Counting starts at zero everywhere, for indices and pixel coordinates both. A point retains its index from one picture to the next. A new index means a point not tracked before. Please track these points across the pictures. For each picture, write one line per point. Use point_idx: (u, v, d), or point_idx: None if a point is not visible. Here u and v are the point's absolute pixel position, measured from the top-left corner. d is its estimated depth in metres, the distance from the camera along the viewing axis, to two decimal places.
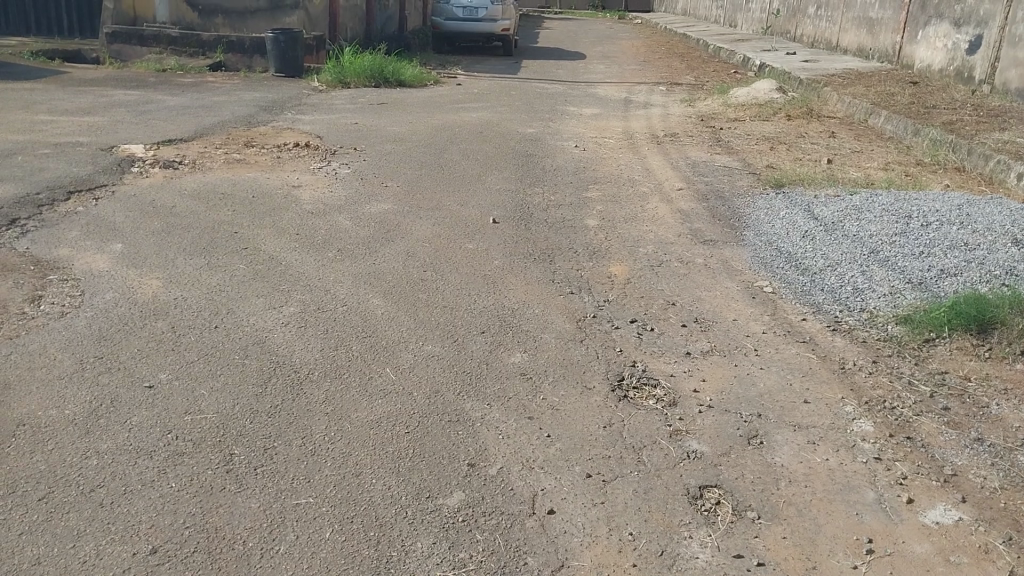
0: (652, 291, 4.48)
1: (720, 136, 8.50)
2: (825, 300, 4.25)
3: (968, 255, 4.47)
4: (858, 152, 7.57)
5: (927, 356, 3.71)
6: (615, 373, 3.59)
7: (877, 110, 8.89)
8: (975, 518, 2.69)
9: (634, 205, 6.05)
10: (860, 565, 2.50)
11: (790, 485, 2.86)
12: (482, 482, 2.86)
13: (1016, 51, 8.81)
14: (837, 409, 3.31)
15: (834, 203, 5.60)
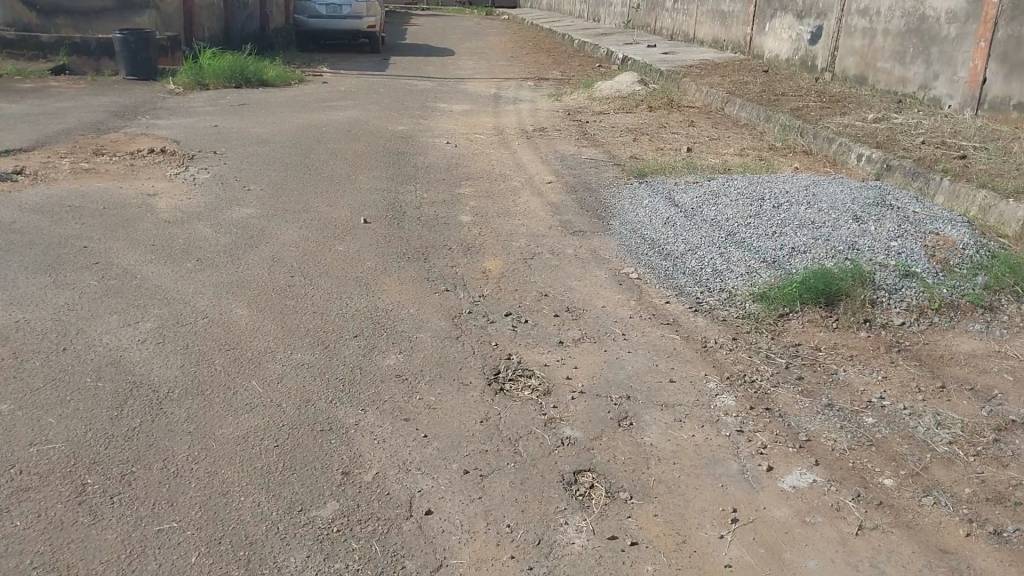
0: (525, 284, 4.53)
1: (587, 129, 8.69)
2: (687, 283, 4.42)
3: (815, 232, 4.75)
4: (716, 140, 7.92)
5: (782, 329, 3.92)
6: (490, 367, 3.61)
7: (732, 99, 9.34)
8: (828, 479, 2.86)
9: (505, 200, 6.09)
10: (725, 534, 2.61)
11: (660, 463, 2.96)
12: (357, 490, 2.80)
13: (852, 40, 9.46)
14: (701, 385, 3.46)
15: (692, 189, 5.84)
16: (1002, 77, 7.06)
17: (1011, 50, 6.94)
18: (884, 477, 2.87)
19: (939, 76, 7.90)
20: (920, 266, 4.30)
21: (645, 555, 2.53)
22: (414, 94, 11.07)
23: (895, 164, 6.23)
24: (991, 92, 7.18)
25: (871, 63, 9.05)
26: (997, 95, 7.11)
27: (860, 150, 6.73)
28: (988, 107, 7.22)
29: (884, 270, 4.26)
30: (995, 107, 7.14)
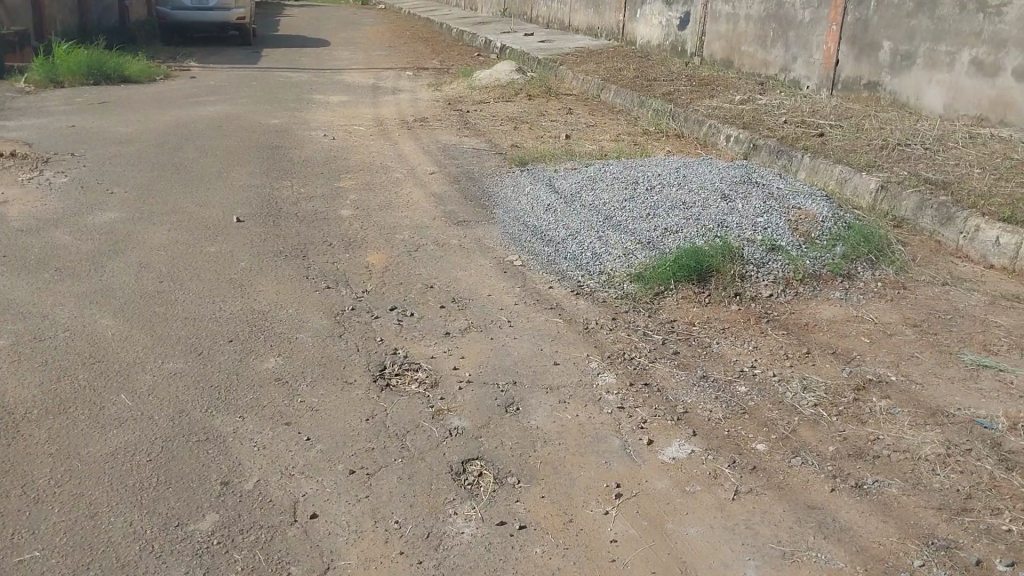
0: (409, 276, 4.48)
1: (467, 118, 8.67)
2: (568, 268, 4.50)
3: (687, 212, 4.92)
4: (593, 126, 8.07)
5: (658, 308, 4.06)
6: (376, 363, 3.56)
7: (607, 85, 9.54)
8: (705, 448, 2.97)
9: (387, 192, 6.01)
10: (610, 510, 2.68)
11: (545, 446, 3.00)
12: (238, 500, 2.71)
13: (718, 25, 9.83)
14: (584, 367, 3.53)
15: (572, 175, 5.94)
16: (852, 58, 7.51)
17: (859, 33, 7.39)
18: (757, 442, 3.01)
19: (797, 58, 8.33)
20: (784, 240, 4.52)
21: (534, 538, 2.56)
22: (289, 87, 10.75)
23: (760, 144, 6.52)
24: (844, 72, 7.63)
25: (735, 48, 9.43)
26: (850, 75, 7.56)
27: (729, 131, 7.01)
28: (842, 87, 7.66)
29: (752, 246, 4.46)
30: (848, 87, 7.59)
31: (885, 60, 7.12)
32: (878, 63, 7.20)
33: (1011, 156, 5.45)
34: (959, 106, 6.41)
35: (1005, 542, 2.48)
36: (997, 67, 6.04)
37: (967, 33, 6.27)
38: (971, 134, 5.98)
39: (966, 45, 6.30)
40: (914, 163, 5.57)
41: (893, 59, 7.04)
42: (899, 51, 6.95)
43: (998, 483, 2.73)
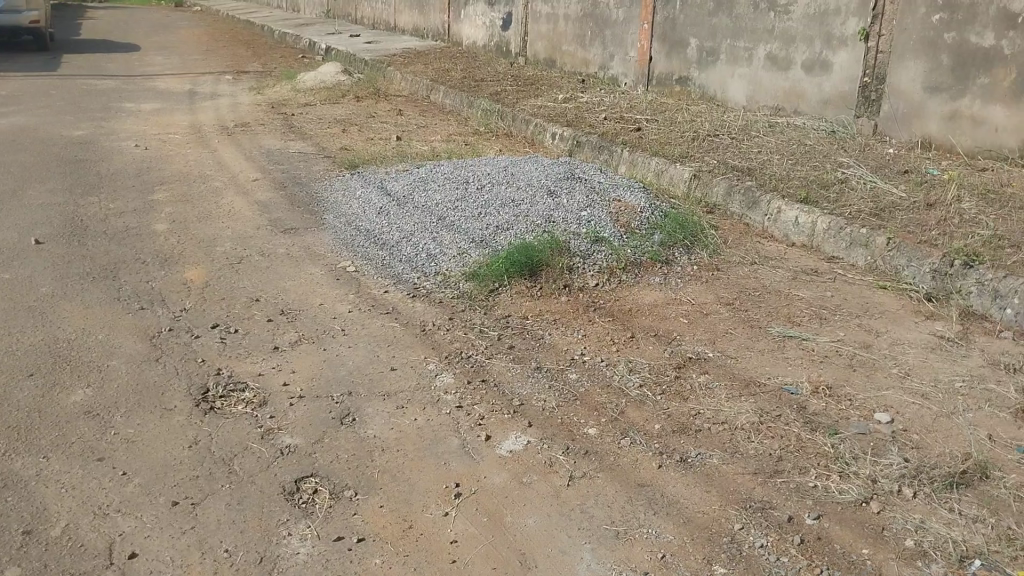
0: (233, 291, 4.27)
1: (292, 122, 8.39)
2: (403, 270, 4.45)
3: (517, 208, 4.99)
4: (423, 127, 8.04)
5: (493, 304, 4.10)
6: (199, 386, 3.36)
7: (435, 85, 9.54)
8: (540, 438, 3.03)
9: (207, 203, 5.69)
10: (450, 510, 2.67)
11: (383, 454, 2.95)
12: (44, 549, 2.47)
13: (539, 25, 10.07)
14: (420, 369, 3.50)
15: (402, 177, 5.88)
16: (664, 56, 7.92)
17: (668, 31, 7.82)
18: (589, 427, 3.10)
19: (614, 56, 8.68)
20: (607, 231, 4.69)
21: (373, 549, 2.50)
22: (94, 95, 9.96)
23: (584, 139, 6.75)
24: (657, 69, 8.04)
25: (557, 47, 9.71)
26: (662, 71, 7.97)
27: (554, 128, 7.20)
28: (656, 83, 8.07)
29: (577, 238, 4.60)
30: (662, 83, 8.00)
31: (693, 57, 7.57)
32: (686, 59, 7.65)
33: (804, 142, 5.95)
34: (759, 98, 6.91)
35: (812, 497, 2.68)
36: (789, 61, 6.57)
37: (762, 30, 6.78)
38: (770, 123, 6.47)
39: (761, 41, 6.80)
40: (722, 152, 5.95)
41: (699, 56, 7.49)
42: (705, 47, 7.41)
43: (804, 443, 2.96)
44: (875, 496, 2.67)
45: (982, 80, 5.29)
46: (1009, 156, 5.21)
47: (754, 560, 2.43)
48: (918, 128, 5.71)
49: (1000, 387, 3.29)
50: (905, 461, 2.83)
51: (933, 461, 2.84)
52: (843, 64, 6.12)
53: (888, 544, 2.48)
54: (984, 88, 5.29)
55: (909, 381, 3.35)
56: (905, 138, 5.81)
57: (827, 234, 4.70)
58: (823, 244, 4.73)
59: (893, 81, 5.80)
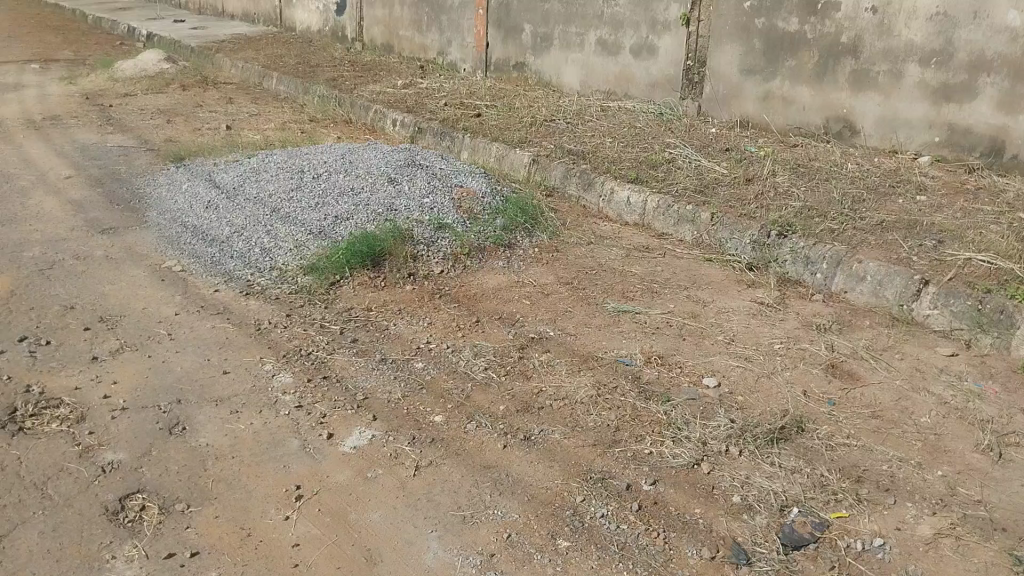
0: (44, 300, 3.91)
1: (109, 113, 7.79)
2: (236, 267, 4.25)
3: (355, 197, 4.87)
4: (255, 116, 7.69)
5: (334, 297, 3.99)
6: (6, 406, 3.05)
7: (268, 73, 9.14)
8: (385, 432, 2.97)
9: (11, 204, 5.18)
10: (291, 514, 2.58)
11: (218, 462, 2.80)
12: None
13: (374, 11, 9.87)
14: (257, 370, 3.35)
15: (232, 168, 5.59)
16: (500, 41, 7.98)
17: (503, 17, 7.89)
18: (434, 415, 3.08)
19: (451, 42, 8.66)
20: (450, 217, 4.68)
21: (208, 563, 2.38)
22: None
23: (425, 126, 6.69)
24: (494, 54, 8.09)
25: (394, 33, 9.56)
26: (499, 57, 8.03)
27: (393, 115, 7.09)
28: (495, 69, 8.12)
29: (420, 225, 4.55)
30: (500, 69, 8.07)
31: (528, 42, 7.67)
32: (522, 45, 7.74)
33: (635, 124, 6.18)
34: (592, 82, 7.10)
35: (648, 463, 2.80)
36: (618, 46, 6.79)
37: (591, 16, 6.97)
38: (603, 107, 6.68)
39: (591, 27, 6.99)
40: (559, 136, 6.08)
41: (534, 41, 7.61)
42: (539, 33, 7.53)
43: (640, 412, 3.08)
44: (704, 458, 2.82)
45: (789, 62, 5.67)
46: (815, 133, 5.64)
47: (595, 531, 2.50)
48: (736, 108, 6.07)
49: (813, 347, 3.56)
50: (731, 422, 3.00)
51: (756, 419, 3.03)
52: (667, 48, 6.40)
53: (717, 502, 2.63)
54: (792, 70, 5.68)
55: (733, 347, 3.57)
56: (725, 118, 6.16)
57: (658, 212, 4.91)
58: (655, 222, 4.94)
59: (713, 65, 6.13)
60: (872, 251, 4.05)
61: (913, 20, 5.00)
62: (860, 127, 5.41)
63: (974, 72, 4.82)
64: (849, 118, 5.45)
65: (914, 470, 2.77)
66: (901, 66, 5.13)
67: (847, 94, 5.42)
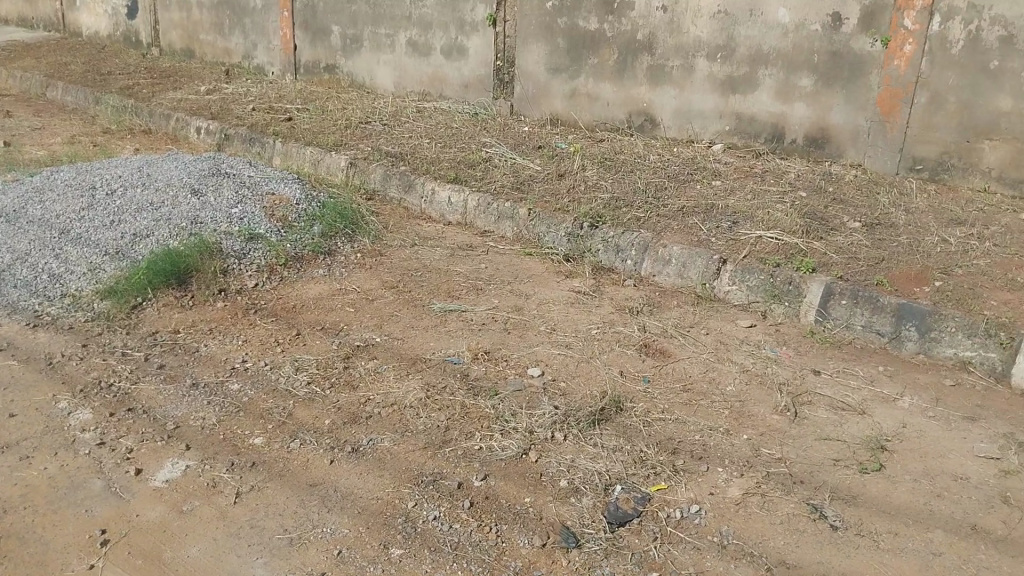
0: None
1: None
2: (20, 297, 3.84)
3: (156, 212, 4.55)
4: (39, 130, 7.00)
5: (137, 322, 3.71)
6: None
7: (51, 82, 8.35)
8: (200, 460, 2.80)
9: None
10: (97, 561, 2.36)
11: (7, 516, 2.52)
12: None
13: (170, 14, 9.28)
14: (49, 410, 3.04)
15: (11, 188, 5.05)
16: (309, 44, 7.76)
17: (309, 19, 7.67)
18: (254, 437, 2.93)
19: (257, 45, 8.31)
20: (262, 227, 4.48)
21: None
22: None
23: (232, 133, 6.37)
24: (303, 57, 7.85)
25: (194, 36, 9.04)
26: (309, 60, 7.81)
27: (197, 122, 6.69)
28: (305, 72, 7.88)
29: (229, 238, 4.32)
30: (310, 72, 7.84)
31: (337, 44, 7.50)
32: (331, 47, 7.56)
33: (450, 124, 6.21)
34: (405, 83, 7.06)
35: (478, 460, 2.81)
36: (428, 46, 6.80)
37: (399, 17, 6.92)
38: (418, 107, 6.66)
39: (401, 28, 6.94)
40: (375, 138, 5.99)
41: (343, 43, 7.45)
42: (347, 35, 7.39)
43: (468, 410, 3.09)
44: (532, 447, 2.88)
45: (591, 60, 5.91)
46: (620, 127, 5.92)
47: (428, 535, 2.48)
48: (546, 105, 6.25)
49: (628, 329, 3.73)
50: (555, 409, 3.08)
51: (579, 404, 3.13)
52: (477, 48, 6.49)
53: (546, 489, 2.69)
54: (594, 68, 5.92)
55: (555, 336, 3.66)
56: (536, 115, 6.33)
57: (478, 210, 4.96)
58: (476, 220, 4.99)
59: (521, 64, 6.28)
60: (676, 235, 4.30)
61: (699, 17, 5.36)
62: (659, 119, 5.74)
63: (754, 65, 5.23)
64: (649, 112, 5.76)
65: (723, 437, 2.97)
66: (691, 61, 5.48)
67: (646, 89, 5.73)
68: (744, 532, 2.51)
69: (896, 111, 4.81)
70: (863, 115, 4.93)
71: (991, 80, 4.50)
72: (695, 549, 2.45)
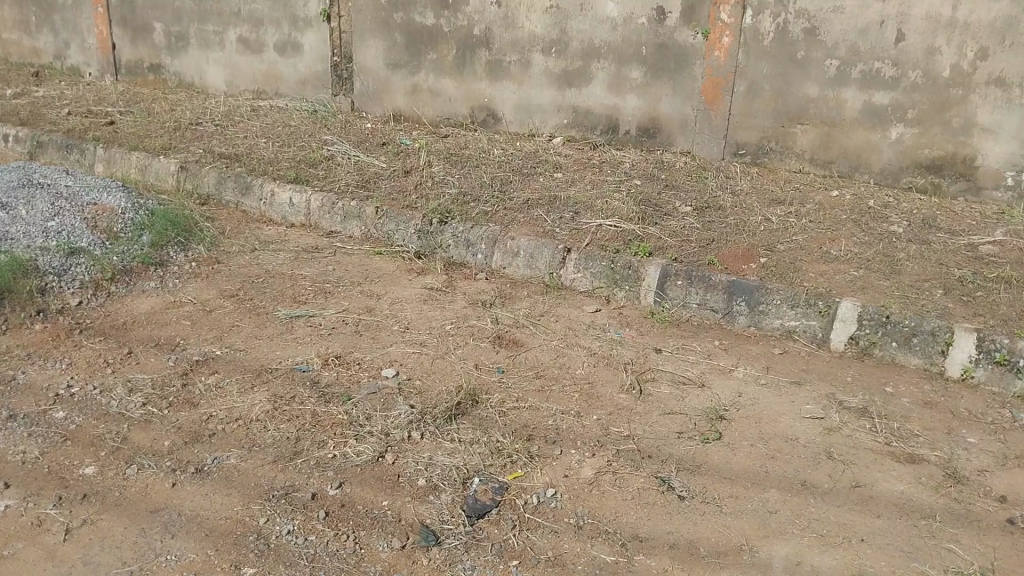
0: None
1: None
2: None
3: None
4: None
5: None
6: None
7: None
8: (22, 498, 2.56)
9: None
10: None
11: None
12: None
13: None
14: None
15: None
16: (129, 42, 7.26)
17: (128, 15, 7.17)
18: (84, 467, 2.72)
19: (70, 45, 7.68)
20: (83, 241, 4.15)
21: None
22: None
23: (45, 140, 5.86)
24: (124, 56, 7.33)
25: None
26: (130, 59, 7.30)
27: (3, 129, 6.10)
28: (126, 72, 7.37)
29: (46, 254, 3.97)
30: (132, 72, 7.34)
31: (161, 42, 7.07)
32: (154, 45, 7.11)
33: (288, 122, 6.00)
34: (238, 82, 6.76)
35: (332, 468, 2.74)
36: (260, 43, 6.54)
37: (227, 13, 6.61)
38: (254, 107, 6.39)
39: (229, 24, 6.63)
40: (208, 140, 5.70)
41: (168, 41, 7.03)
42: (172, 32, 6.97)
43: (320, 417, 3.00)
44: (388, 449, 2.83)
45: (430, 56, 5.89)
46: (463, 122, 5.94)
47: (282, 550, 2.39)
48: (387, 102, 6.17)
49: (480, 322, 3.76)
50: (409, 409, 3.05)
51: (434, 401, 3.12)
52: (312, 45, 6.30)
53: (403, 490, 2.66)
54: (434, 63, 5.91)
55: (408, 335, 3.63)
56: (378, 112, 6.24)
57: (322, 211, 4.83)
58: (320, 221, 4.86)
59: (359, 60, 6.17)
60: (522, 227, 4.37)
61: (532, 12, 5.46)
62: (501, 113, 5.81)
63: (587, 58, 5.40)
64: (490, 106, 5.82)
65: (575, 420, 3.04)
66: (528, 56, 5.58)
67: (486, 84, 5.78)
68: (598, 510, 2.59)
69: (718, 100, 5.11)
70: (689, 104, 5.20)
71: (799, 69, 4.87)
72: (552, 532, 2.50)
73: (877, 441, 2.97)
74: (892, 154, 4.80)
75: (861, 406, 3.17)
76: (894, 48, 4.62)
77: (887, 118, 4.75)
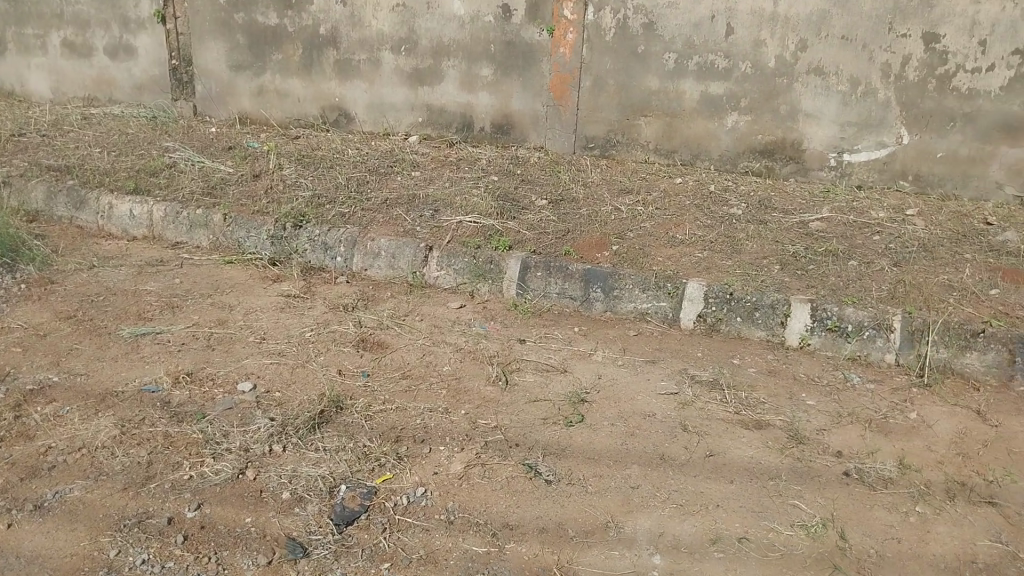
0: None
1: None
2: None
3: None
4: None
5: None
6: None
7: None
8: None
9: None
10: None
11: None
12: None
13: None
14: None
15: None
16: None
17: None
18: None
19: None
20: None
21: None
22: None
23: None
24: None
25: None
26: None
27: None
28: None
29: None
30: None
31: None
32: None
33: (125, 129, 5.66)
34: (65, 89, 6.30)
35: (189, 489, 2.61)
36: (88, 47, 6.11)
37: (48, 15, 6.13)
38: (84, 115, 5.97)
39: (51, 27, 6.16)
40: (33, 151, 5.28)
41: None
42: None
43: (173, 438, 2.86)
44: (248, 465, 2.73)
45: (275, 56, 5.71)
46: (314, 123, 5.80)
47: None
48: (233, 105, 5.93)
49: (342, 327, 3.69)
50: (270, 421, 2.95)
51: (296, 410, 3.03)
52: (147, 48, 5.96)
53: (267, 505, 2.57)
54: (280, 64, 5.73)
55: (265, 345, 3.51)
56: (224, 116, 5.99)
57: (167, 222, 4.58)
58: (165, 232, 4.61)
59: (199, 62, 5.89)
60: (380, 227, 4.32)
61: (379, 10, 5.40)
62: (353, 114, 5.71)
63: (437, 56, 5.40)
64: (342, 106, 5.71)
65: (441, 417, 3.05)
66: (377, 54, 5.51)
67: (335, 84, 5.67)
68: (468, 504, 2.61)
69: (566, 95, 5.25)
70: (539, 100, 5.31)
71: (640, 63, 5.07)
72: (423, 530, 2.50)
73: (727, 411, 3.16)
74: (728, 141, 5.09)
75: (711, 379, 3.36)
76: (725, 41, 4.89)
77: (721, 108, 5.04)
